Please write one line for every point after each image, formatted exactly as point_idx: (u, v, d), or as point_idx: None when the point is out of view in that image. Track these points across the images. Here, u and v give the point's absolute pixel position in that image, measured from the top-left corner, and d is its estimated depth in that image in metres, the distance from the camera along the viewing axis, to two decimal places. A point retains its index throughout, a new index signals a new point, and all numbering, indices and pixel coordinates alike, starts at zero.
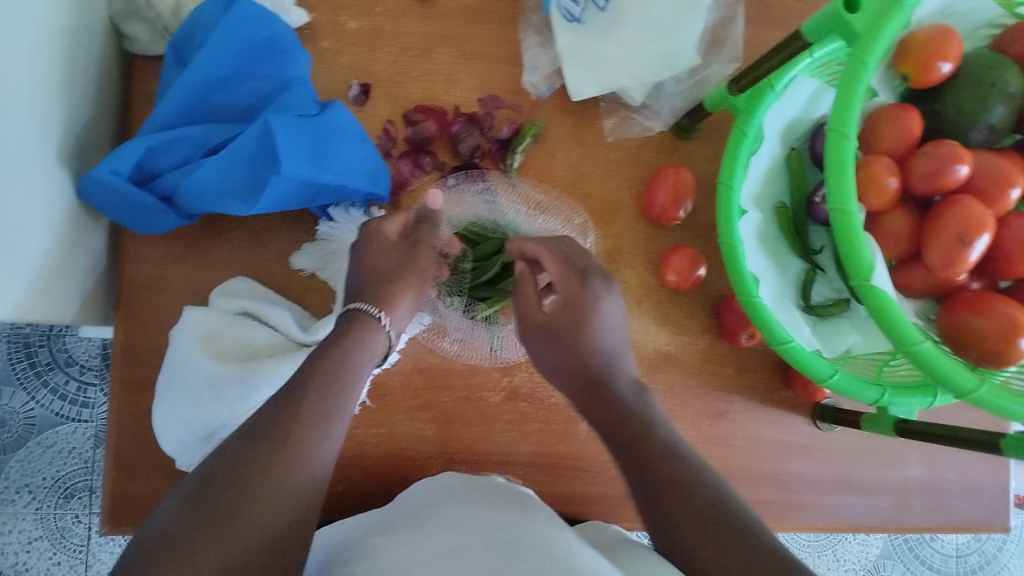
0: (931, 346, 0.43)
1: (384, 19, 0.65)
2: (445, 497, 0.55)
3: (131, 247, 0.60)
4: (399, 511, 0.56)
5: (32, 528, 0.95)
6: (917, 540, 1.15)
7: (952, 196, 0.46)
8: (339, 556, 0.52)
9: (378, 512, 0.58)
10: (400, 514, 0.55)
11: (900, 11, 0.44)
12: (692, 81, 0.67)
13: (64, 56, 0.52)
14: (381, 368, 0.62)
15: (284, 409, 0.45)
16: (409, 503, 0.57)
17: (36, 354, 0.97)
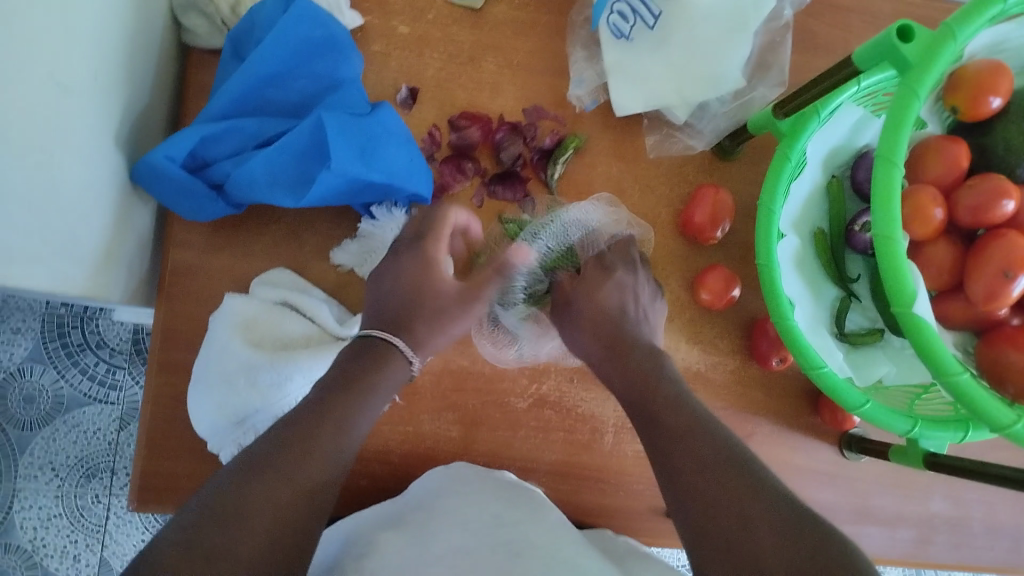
0: (969, 378, 0.43)
1: (435, 25, 0.67)
2: (448, 489, 0.56)
3: (176, 234, 0.61)
4: (405, 503, 0.57)
5: (53, 505, 0.97)
6: None
7: (997, 230, 0.46)
8: (349, 546, 0.52)
9: (384, 504, 0.58)
10: (406, 506, 0.56)
11: (956, 42, 0.44)
12: (736, 103, 0.67)
13: (127, 43, 0.53)
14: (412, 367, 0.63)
15: (308, 417, 0.47)
16: (415, 494, 0.58)
17: (69, 334, 0.99)
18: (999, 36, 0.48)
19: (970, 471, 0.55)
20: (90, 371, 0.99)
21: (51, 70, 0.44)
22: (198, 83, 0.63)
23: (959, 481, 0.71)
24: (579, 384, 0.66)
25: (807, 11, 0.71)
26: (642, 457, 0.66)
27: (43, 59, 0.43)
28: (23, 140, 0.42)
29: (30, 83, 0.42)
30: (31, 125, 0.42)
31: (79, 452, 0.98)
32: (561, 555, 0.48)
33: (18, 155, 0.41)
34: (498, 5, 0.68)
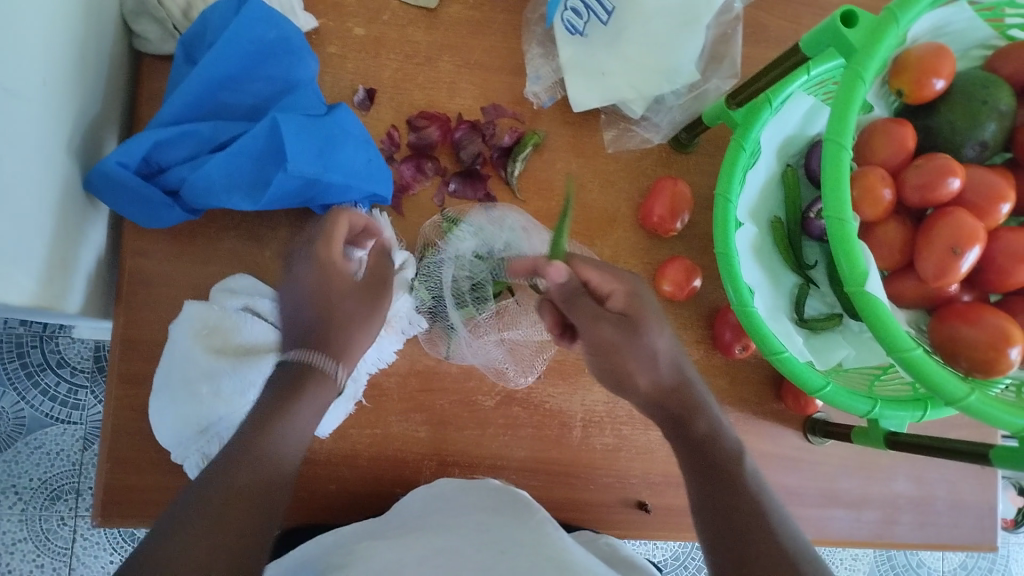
0: (922, 352, 0.44)
1: (390, 26, 0.67)
2: (434, 504, 0.57)
3: (133, 242, 0.60)
4: (395, 517, 0.58)
5: (17, 530, 0.95)
6: (903, 565, 1.15)
7: (943, 208, 0.47)
8: (331, 556, 0.52)
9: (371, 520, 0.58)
10: (394, 521, 0.57)
11: (898, 25, 0.45)
12: (691, 96, 0.68)
13: (77, 49, 0.53)
14: (378, 367, 0.62)
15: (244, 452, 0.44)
16: (404, 509, 0.59)
17: (28, 354, 0.97)
18: (940, 21, 0.49)
19: (929, 446, 0.56)
20: (51, 391, 0.97)
21: (0, 75, 0.43)
22: (152, 89, 0.62)
23: (921, 460, 0.72)
24: (546, 380, 0.66)
25: (758, 4, 0.72)
26: (611, 450, 0.67)
27: None
28: None
29: None
30: None
31: (42, 474, 0.96)
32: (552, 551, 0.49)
33: None
34: (453, 5, 0.68)
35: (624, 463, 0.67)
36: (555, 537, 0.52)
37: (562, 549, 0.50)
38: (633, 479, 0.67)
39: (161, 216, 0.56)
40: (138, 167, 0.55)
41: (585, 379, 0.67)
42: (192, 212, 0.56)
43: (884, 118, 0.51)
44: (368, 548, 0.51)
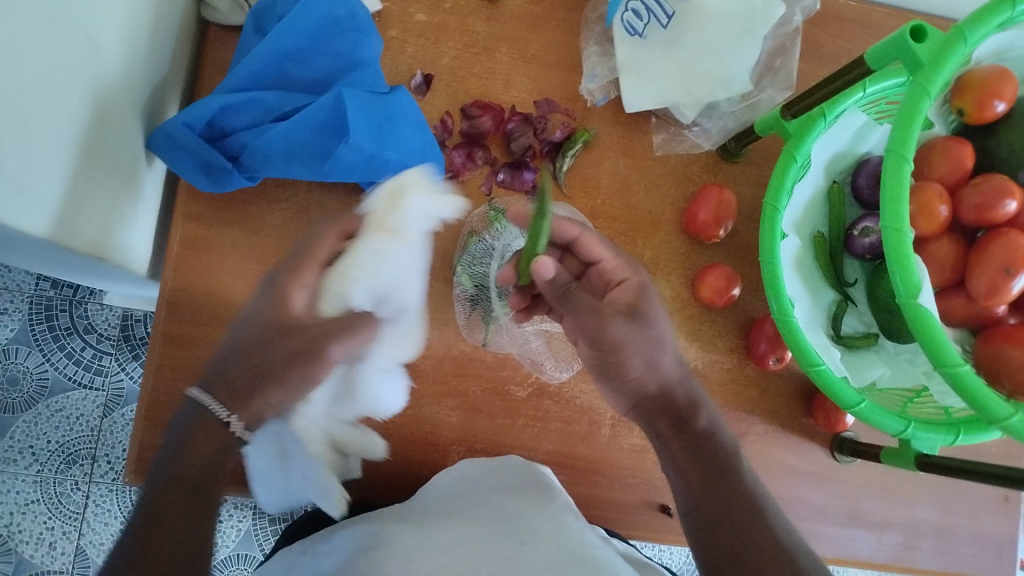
0: (969, 369, 0.43)
1: (452, 15, 0.68)
2: (462, 487, 0.58)
3: (185, 205, 0.62)
4: (416, 505, 0.57)
5: (30, 490, 0.95)
6: None
7: (998, 229, 0.48)
8: (353, 542, 0.52)
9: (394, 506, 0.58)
10: (415, 507, 0.57)
11: (967, 44, 0.45)
12: (744, 104, 0.69)
13: (151, 10, 0.54)
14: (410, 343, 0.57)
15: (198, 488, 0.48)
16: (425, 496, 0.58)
17: (57, 317, 0.98)
18: (1006, 43, 0.50)
19: (964, 470, 0.56)
20: (76, 355, 0.99)
21: (82, 23, 0.45)
22: (216, 58, 0.63)
23: (946, 488, 0.72)
24: (578, 377, 0.66)
25: (816, 21, 0.72)
26: (637, 451, 0.67)
27: (73, 13, 0.43)
28: (50, 88, 0.42)
29: (61, 32, 0.42)
30: (57, 78, 0.43)
31: (60, 437, 0.97)
32: (573, 542, 0.49)
33: (47, 102, 0.42)
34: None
35: (649, 464, 0.67)
36: (577, 528, 0.52)
37: (585, 541, 0.50)
38: (656, 482, 0.67)
39: (220, 180, 0.58)
40: (202, 130, 0.57)
41: None
42: (249, 178, 0.57)
43: (943, 136, 0.52)
44: (392, 534, 0.51)
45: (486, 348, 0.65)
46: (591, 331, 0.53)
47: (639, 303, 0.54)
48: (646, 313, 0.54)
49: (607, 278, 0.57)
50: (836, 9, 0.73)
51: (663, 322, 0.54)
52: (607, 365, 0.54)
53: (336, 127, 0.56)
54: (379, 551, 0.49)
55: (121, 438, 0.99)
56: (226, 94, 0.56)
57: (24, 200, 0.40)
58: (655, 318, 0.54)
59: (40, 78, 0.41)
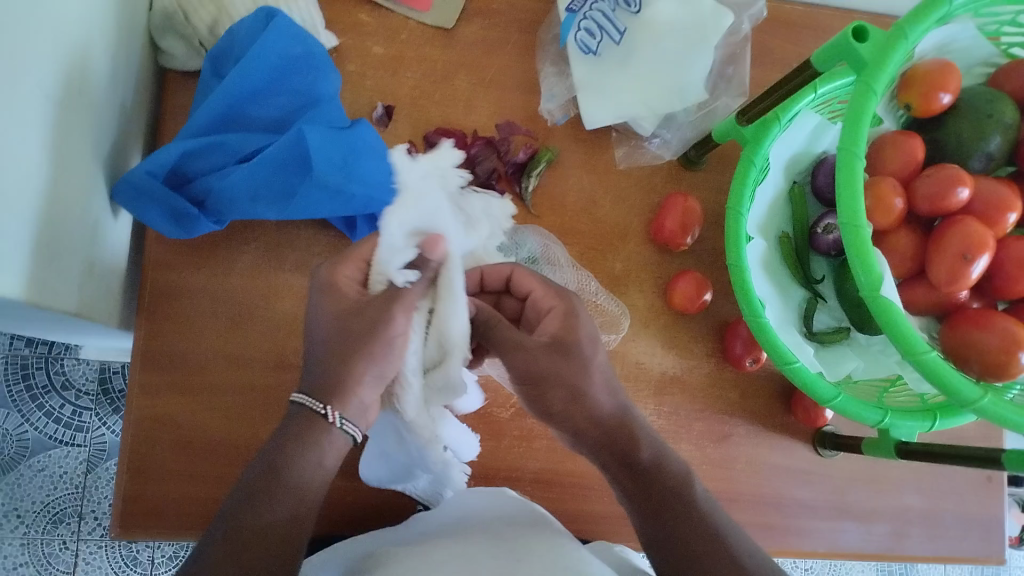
0: (936, 356, 0.45)
1: (407, 46, 0.69)
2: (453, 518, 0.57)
3: (155, 253, 0.62)
4: (408, 529, 0.58)
5: (18, 553, 0.95)
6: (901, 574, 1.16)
7: (954, 217, 0.49)
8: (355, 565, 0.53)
9: (385, 530, 0.59)
10: (408, 532, 0.57)
11: (907, 40, 0.47)
12: (701, 113, 0.71)
13: (107, 62, 0.54)
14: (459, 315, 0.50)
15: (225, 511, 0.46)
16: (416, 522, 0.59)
17: (33, 375, 0.97)
18: (947, 37, 0.52)
19: (944, 453, 0.57)
20: (55, 413, 0.98)
21: (39, 81, 0.45)
22: (176, 105, 0.64)
23: (929, 474, 0.73)
24: None
25: (764, 27, 0.74)
26: None
27: (29, 72, 0.44)
28: (12, 147, 0.42)
29: (18, 91, 0.43)
30: (19, 136, 0.43)
31: (45, 497, 0.96)
32: (566, 558, 0.49)
33: (9, 162, 0.42)
34: (469, 26, 0.70)
35: None
36: (572, 545, 0.52)
37: (577, 556, 0.50)
38: None
39: (187, 225, 0.58)
40: (165, 176, 0.57)
41: None
42: (217, 222, 0.58)
43: (894, 131, 0.53)
44: (388, 556, 0.52)
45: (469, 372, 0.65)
46: (518, 366, 0.52)
47: (565, 334, 0.52)
48: (572, 349, 0.51)
49: (539, 307, 0.54)
50: (782, 15, 0.75)
51: (594, 350, 0.52)
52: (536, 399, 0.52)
53: (300, 163, 0.57)
54: (376, 571, 0.49)
55: (107, 493, 0.98)
56: (188, 140, 0.57)
57: None
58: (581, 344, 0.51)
59: (1, 139, 0.41)
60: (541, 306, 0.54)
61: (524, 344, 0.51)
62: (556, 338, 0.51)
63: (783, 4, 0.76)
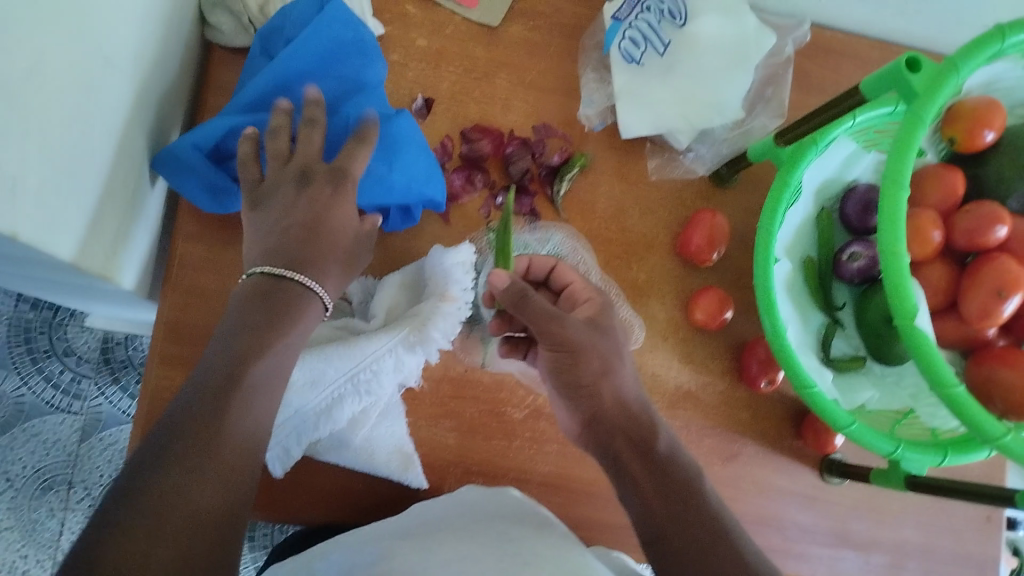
0: (964, 390, 0.45)
1: (452, 41, 0.69)
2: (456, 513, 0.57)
3: (186, 227, 0.62)
4: (413, 522, 0.57)
5: (5, 517, 0.95)
6: None
7: (989, 254, 0.49)
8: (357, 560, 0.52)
9: (389, 522, 0.58)
10: (413, 525, 0.57)
11: (959, 74, 0.47)
12: (737, 132, 0.71)
13: (160, 30, 0.54)
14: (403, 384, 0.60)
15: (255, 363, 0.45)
16: (419, 517, 0.58)
17: (35, 340, 0.98)
18: (994, 74, 0.52)
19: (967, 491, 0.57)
20: (54, 379, 0.98)
21: (101, 43, 0.45)
22: (219, 79, 0.64)
23: (931, 509, 0.73)
24: None
25: (805, 52, 0.75)
26: None
27: (95, 34, 0.44)
28: (73, 106, 0.42)
29: (84, 52, 0.43)
30: (81, 94, 0.43)
31: (36, 462, 0.96)
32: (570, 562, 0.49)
33: (68, 123, 0.42)
34: (514, 26, 0.70)
35: None
36: (580, 553, 0.52)
37: (584, 563, 0.50)
38: None
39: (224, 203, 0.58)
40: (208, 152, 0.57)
41: None
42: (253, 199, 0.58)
43: (935, 164, 0.54)
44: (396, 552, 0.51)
45: (485, 366, 0.66)
46: (552, 336, 0.54)
47: (600, 319, 0.57)
48: (607, 326, 0.56)
49: (575, 298, 0.59)
50: (823, 42, 0.75)
51: (618, 336, 0.57)
52: (567, 371, 0.55)
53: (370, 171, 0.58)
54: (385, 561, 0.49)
55: (98, 463, 0.98)
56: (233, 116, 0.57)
57: (45, 216, 0.40)
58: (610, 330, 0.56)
59: (63, 93, 0.41)
60: (580, 296, 0.59)
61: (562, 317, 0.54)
62: (592, 319, 0.56)
63: (823, 31, 0.76)
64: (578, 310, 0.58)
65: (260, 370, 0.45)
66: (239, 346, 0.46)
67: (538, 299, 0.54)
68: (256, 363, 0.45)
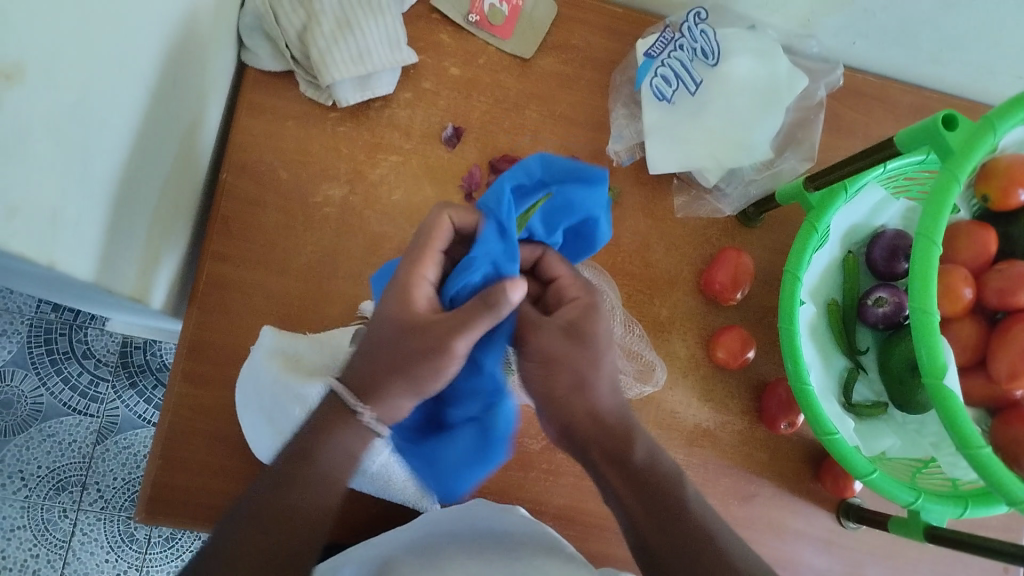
0: (990, 452, 0.44)
1: (484, 71, 0.69)
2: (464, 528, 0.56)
3: (214, 246, 0.62)
4: (426, 533, 0.56)
5: (18, 516, 0.96)
6: None
7: (1020, 313, 0.49)
8: None
9: (399, 531, 0.57)
10: (425, 536, 0.55)
11: (995, 133, 0.47)
12: (767, 172, 0.70)
13: (197, 55, 0.55)
14: None
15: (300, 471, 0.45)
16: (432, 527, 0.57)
17: (56, 341, 0.99)
18: None
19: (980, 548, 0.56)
20: (73, 381, 0.99)
21: (139, 72, 0.45)
22: (252, 102, 0.64)
23: (947, 557, 0.72)
24: None
25: (836, 93, 0.74)
26: None
27: (134, 66, 0.44)
28: (111, 138, 0.43)
29: (121, 84, 0.43)
30: (117, 124, 0.43)
31: (51, 463, 0.97)
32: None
33: (105, 155, 0.42)
34: (546, 58, 0.71)
35: None
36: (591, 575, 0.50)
37: None
38: None
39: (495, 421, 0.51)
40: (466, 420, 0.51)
41: None
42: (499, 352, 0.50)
43: (967, 220, 0.53)
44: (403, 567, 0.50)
45: None
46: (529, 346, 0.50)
47: (584, 323, 0.49)
48: (586, 337, 0.49)
49: (561, 296, 0.51)
50: (855, 84, 0.75)
51: (606, 347, 0.49)
52: (540, 383, 0.50)
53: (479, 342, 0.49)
54: None
55: (112, 466, 0.99)
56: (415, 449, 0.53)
57: (80, 247, 0.40)
58: (597, 342, 0.49)
59: (102, 125, 0.41)
60: (568, 294, 0.51)
61: (539, 322, 0.49)
62: (571, 326, 0.49)
63: (856, 72, 0.76)
64: (561, 311, 0.50)
65: (323, 461, 0.46)
66: (303, 440, 0.46)
67: (524, 306, 0.51)
68: (298, 479, 0.45)
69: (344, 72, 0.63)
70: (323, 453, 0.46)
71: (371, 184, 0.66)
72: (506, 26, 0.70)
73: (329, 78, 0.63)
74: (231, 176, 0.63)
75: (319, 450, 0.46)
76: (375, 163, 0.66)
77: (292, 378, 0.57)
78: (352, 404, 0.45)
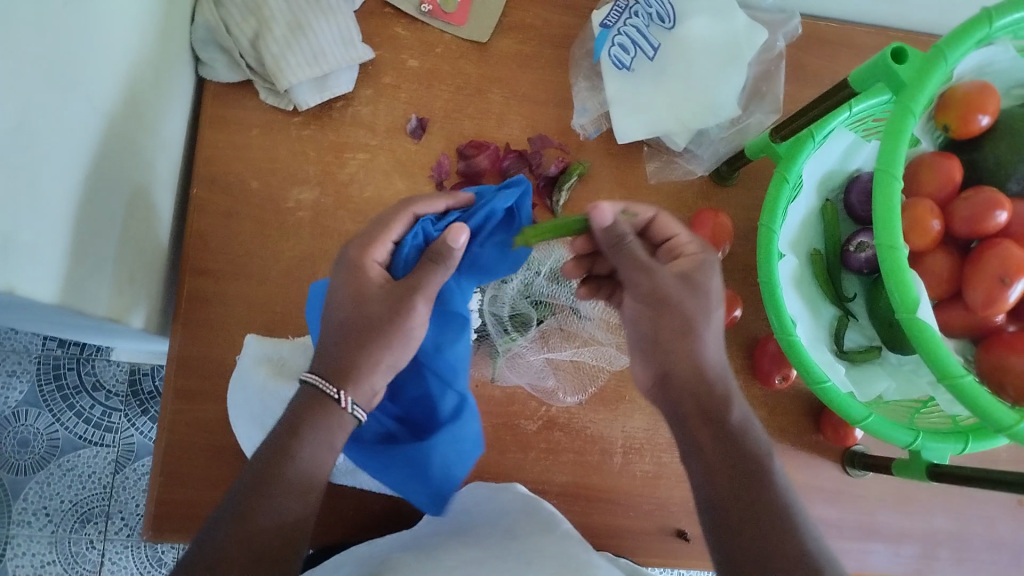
0: (973, 380, 0.44)
1: (443, 60, 0.70)
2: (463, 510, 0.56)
3: (191, 261, 0.62)
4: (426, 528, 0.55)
5: (46, 551, 0.97)
6: None
7: (991, 240, 0.49)
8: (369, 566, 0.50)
9: (403, 530, 0.57)
10: (426, 531, 0.55)
11: (946, 62, 0.47)
12: (733, 130, 0.70)
13: (150, 72, 0.56)
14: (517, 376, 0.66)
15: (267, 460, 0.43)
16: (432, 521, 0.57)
17: (65, 376, 1.01)
18: (985, 59, 0.51)
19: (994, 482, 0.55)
20: (85, 414, 1.00)
21: (87, 93, 0.46)
22: (215, 115, 0.65)
23: (959, 495, 0.72)
24: (588, 406, 0.67)
25: (798, 44, 0.74)
26: (651, 477, 0.67)
27: (80, 87, 0.45)
28: (61, 159, 0.43)
29: (67, 106, 0.44)
30: (68, 144, 0.44)
31: (74, 496, 0.98)
32: (570, 557, 0.46)
33: (54, 177, 0.42)
34: (503, 40, 0.71)
35: (664, 490, 0.67)
36: (586, 548, 0.49)
37: (585, 555, 0.47)
38: (673, 507, 0.67)
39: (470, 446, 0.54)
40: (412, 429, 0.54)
41: (626, 407, 0.68)
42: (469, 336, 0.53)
43: (931, 152, 0.53)
44: (398, 560, 0.49)
45: (495, 380, 0.66)
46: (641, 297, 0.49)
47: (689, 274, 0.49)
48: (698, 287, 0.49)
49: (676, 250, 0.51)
50: (816, 32, 0.74)
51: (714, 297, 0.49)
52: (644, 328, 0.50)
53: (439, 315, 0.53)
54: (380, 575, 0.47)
55: (134, 493, 1.00)
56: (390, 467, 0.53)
57: (39, 269, 0.41)
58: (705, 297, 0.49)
59: (48, 147, 0.42)
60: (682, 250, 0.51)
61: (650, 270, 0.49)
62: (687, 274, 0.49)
63: (816, 20, 0.75)
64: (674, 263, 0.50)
65: (304, 458, 0.44)
66: (277, 436, 0.45)
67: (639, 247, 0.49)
68: (286, 472, 0.43)
69: (300, 74, 0.64)
70: (303, 450, 0.44)
71: (340, 183, 0.66)
72: (460, 13, 0.70)
73: (285, 82, 0.64)
74: (200, 190, 0.64)
75: (295, 446, 0.44)
76: (343, 162, 0.66)
77: (279, 385, 0.59)
78: (331, 393, 0.45)
